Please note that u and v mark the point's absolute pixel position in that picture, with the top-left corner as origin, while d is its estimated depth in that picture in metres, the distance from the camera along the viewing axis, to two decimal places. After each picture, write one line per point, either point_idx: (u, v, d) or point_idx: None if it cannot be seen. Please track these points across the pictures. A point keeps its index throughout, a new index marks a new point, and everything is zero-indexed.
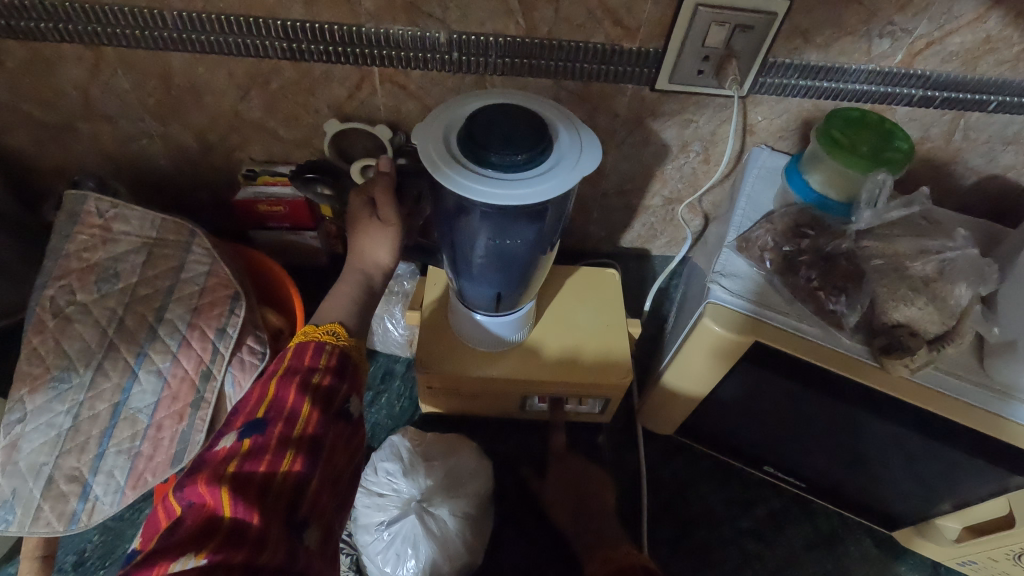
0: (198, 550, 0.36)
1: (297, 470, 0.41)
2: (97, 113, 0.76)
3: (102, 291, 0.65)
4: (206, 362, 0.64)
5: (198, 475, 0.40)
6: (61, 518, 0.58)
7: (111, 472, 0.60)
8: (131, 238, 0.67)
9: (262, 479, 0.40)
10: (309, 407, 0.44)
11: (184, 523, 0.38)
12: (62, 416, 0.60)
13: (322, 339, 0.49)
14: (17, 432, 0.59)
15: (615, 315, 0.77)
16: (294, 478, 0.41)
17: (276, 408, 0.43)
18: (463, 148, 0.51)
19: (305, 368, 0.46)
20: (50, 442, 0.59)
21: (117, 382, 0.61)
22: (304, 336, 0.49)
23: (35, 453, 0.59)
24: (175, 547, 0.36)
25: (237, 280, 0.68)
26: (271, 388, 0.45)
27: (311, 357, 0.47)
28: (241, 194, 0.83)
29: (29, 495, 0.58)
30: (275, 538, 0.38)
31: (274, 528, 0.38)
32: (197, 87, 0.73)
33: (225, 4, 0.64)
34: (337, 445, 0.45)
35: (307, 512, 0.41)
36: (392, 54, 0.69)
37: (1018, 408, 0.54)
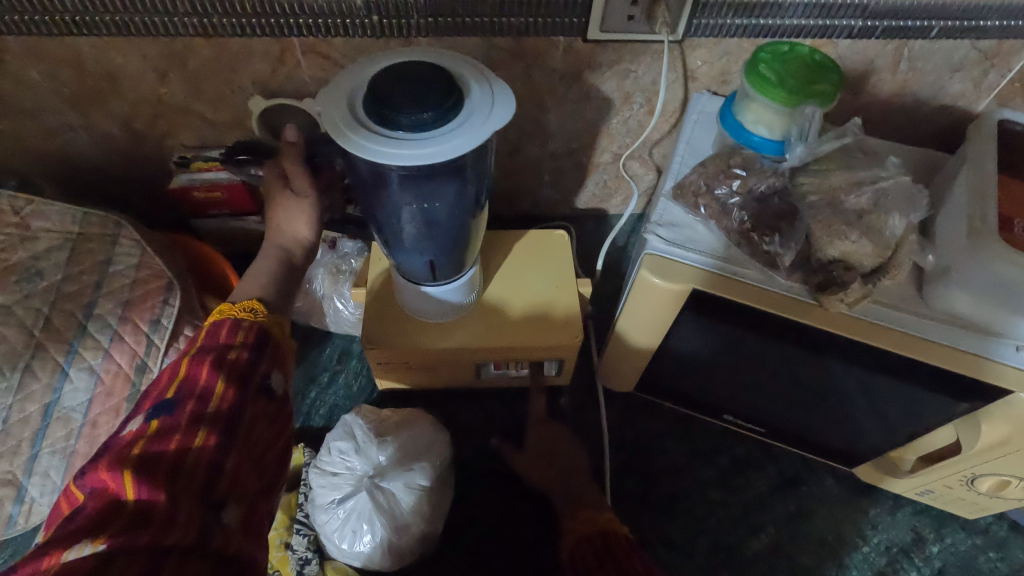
0: (96, 536, 0.34)
1: (213, 448, 0.39)
2: (11, 107, 0.72)
3: (24, 291, 0.61)
4: (142, 355, 0.63)
5: (99, 458, 0.38)
6: None
7: (46, 474, 0.59)
8: (53, 235, 0.65)
9: (172, 458, 0.38)
10: (224, 384, 0.42)
11: (83, 509, 0.35)
12: None
13: (238, 316, 0.47)
14: None
15: (566, 276, 0.76)
16: (209, 456, 0.39)
17: (186, 387, 0.41)
18: (368, 110, 0.48)
19: (220, 345, 0.44)
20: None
21: (48, 382, 0.59)
22: (220, 313, 0.47)
23: None
24: (70, 535, 0.34)
25: (171, 270, 0.67)
26: (183, 366, 0.43)
27: (227, 333, 0.45)
28: (176, 181, 0.82)
29: None
30: (185, 519, 0.36)
31: (185, 509, 0.36)
32: (112, 72, 0.70)
33: None
34: (259, 422, 0.44)
35: (225, 491, 0.39)
36: (309, 23, 0.66)
37: (1003, 347, 0.53)
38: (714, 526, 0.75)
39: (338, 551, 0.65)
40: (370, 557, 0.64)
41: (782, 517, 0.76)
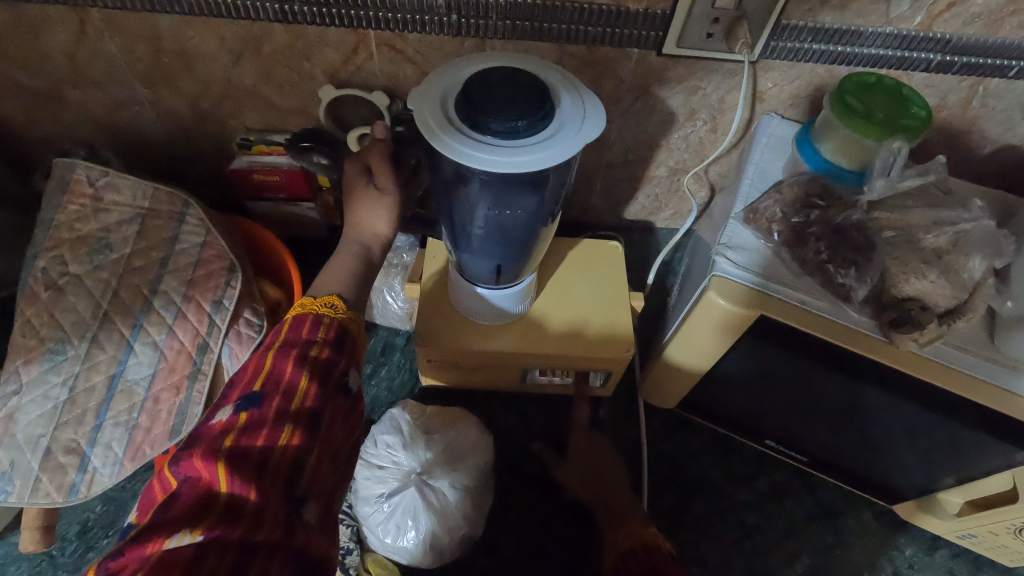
0: (194, 527, 0.36)
1: (296, 444, 0.41)
2: (85, 79, 0.73)
3: (95, 262, 0.64)
4: (203, 335, 0.63)
5: (193, 449, 0.40)
6: (60, 489, 0.58)
7: (109, 445, 0.59)
8: (124, 209, 0.66)
9: (260, 453, 0.40)
10: (307, 380, 0.44)
11: (180, 499, 0.38)
12: (59, 387, 0.60)
13: (320, 313, 0.48)
14: (14, 404, 0.59)
15: (618, 288, 0.76)
16: (292, 452, 0.41)
17: (273, 381, 0.43)
18: (460, 112, 0.48)
19: (303, 341, 0.46)
20: (50, 412, 0.59)
21: (113, 354, 0.61)
22: (302, 308, 0.49)
23: (32, 424, 0.59)
24: (171, 521, 0.37)
25: (234, 252, 0.67)
26: (268, 359, 0.45)
27: (309, 329, 0.47)
28: (236, 162, 0.82)
29: (27, 466, 0.58)
30: (273, 514, 0.38)
31: (272, 503, 0.39)
32: (187, 51, 0.70)
33: None
34: (336, 419, 0.46)
35: (305, 487, 0.41)
36: (387, 17, 0.66)
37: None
38: (748, 550, 0.75)
39: (381, 544, 0.66)
40: (414, 553, 0.65)
41: (817, 547, 0.75)
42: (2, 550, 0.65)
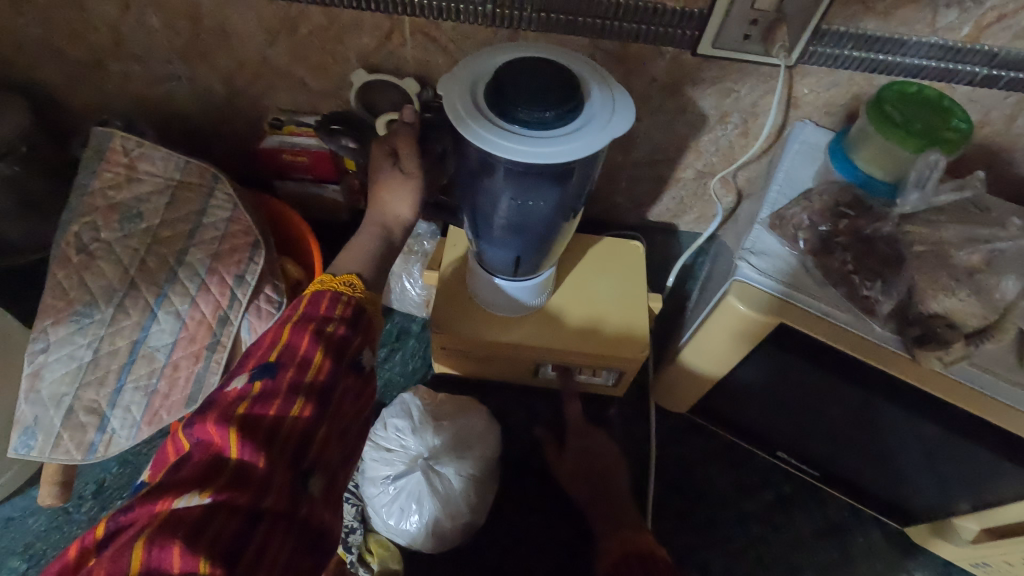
0: (203, 489, 0.37)
1: (307, 417, 0.42)
2: (126, 52, 0.75)
3: (125, 230, 0.65)
4: (224, 307, 0.64)
5: (206, 415, 0.41)
6: (80, 447, 0.60)
7: (128, 408, 0.61)
8: (157, 180, 0.68)
9: (271, 422, 0.41)
10: (322, 355, 0.44)
11: (191, 461, 0.39)
12: (84, 349, 0.61)
13: (338, 291, 0.49)
14: (41, 361, 0.61)
15: (637, 289, 0.75)
16: (302, 424, 0.42)
17: (288, 354, 0.44)
18: (489, 101, 0.48)
19: (320, 317, 0.47)
20: (73, 372, 0.61)
21: (137, 320, 0.62)
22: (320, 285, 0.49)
23: (57, 382, 0.61)
24: (180, 483, 0.38)
25: (258, 229, 0.68)
26: (285, 332, 0.46)
27: (326, 306, 0.48)
28: (267, 142, 0.83)
29: (50, 423, 0.60)
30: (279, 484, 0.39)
31: (279, 473, 0.39)
32: (225, 29, 0.71)
33: None
34: (347, 396, 0.46)
35: (313, 459, 0.42)
36: (423, 4, 0.66)
37: None
38: (751, 560, 0.74)
39: (384, 526, 0.67)
40: (415, 537, 0.65)
41: (823, 564, 0.74)
42: (23, 502, 0.68)
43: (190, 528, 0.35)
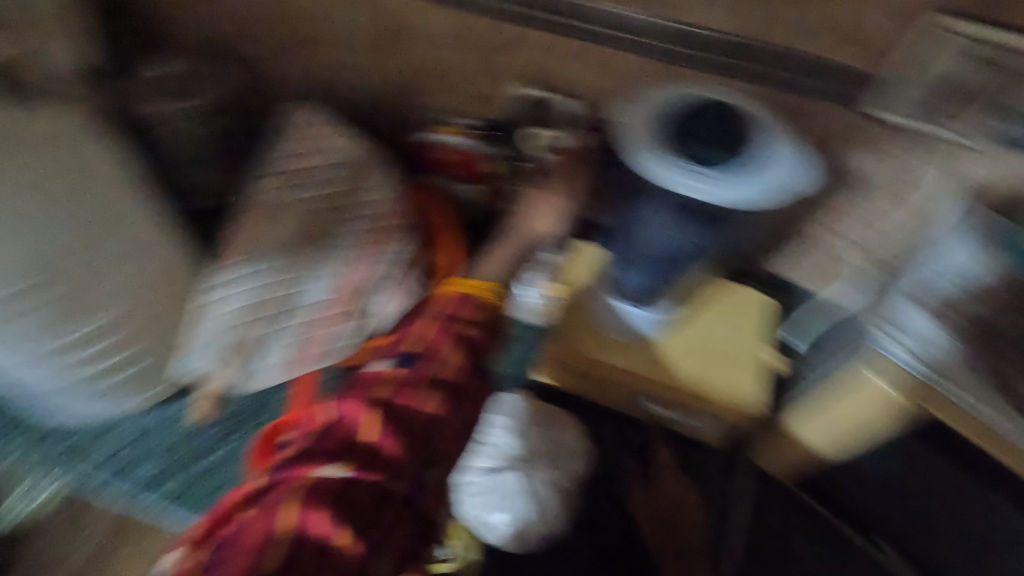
0: (345, 462, 0.45)
1: (435, 411, 0.51)
2: (307, 38, 0.81)
3: (303, 194, 0.71)
4: (379, 278, 0.69)
5: (356, 395, 0.51)
6: (236, 376, 0.67)
7: (282, 351, 0.67)
8: (336, 157, 0.75)
9: (405, 411, 0.50)
10: (457, 358, 0.55)
11: (333, 432, 0.48)
12: (254, 290, 0.66)
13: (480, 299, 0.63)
14: (216, 294, 0.66)
15: (759, 344, 0.72)
16: (431, 415, 0.50)
17: (430, 352, 0.55)
18: (671, 132, 0.51)
19: (458, 324, 0.59)
20: (245, 308, 0.66)
21: (304, 274, 0.67)
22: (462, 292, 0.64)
23: (226, 315, 0.66)
24: (328, 452, 0.46)
25: (408, 220, 0.74)
26: (428, 333, 0.57)
27: (463, 316, 0.60)
28: (418, 137, 0.86)
29: (214, 350, 0.66)
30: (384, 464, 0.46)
31: (406, 458, 0.47)
32: (401, 30, 0.76)
33: None
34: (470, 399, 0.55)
35: (434, 451, 0.49)
36: (592, 29, 0.67)
37: None
38: None
39: (471, 514, 0.68)
40: (499, 536, 0.67)
41: None
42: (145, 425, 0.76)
43: (337, 483, 0.43)
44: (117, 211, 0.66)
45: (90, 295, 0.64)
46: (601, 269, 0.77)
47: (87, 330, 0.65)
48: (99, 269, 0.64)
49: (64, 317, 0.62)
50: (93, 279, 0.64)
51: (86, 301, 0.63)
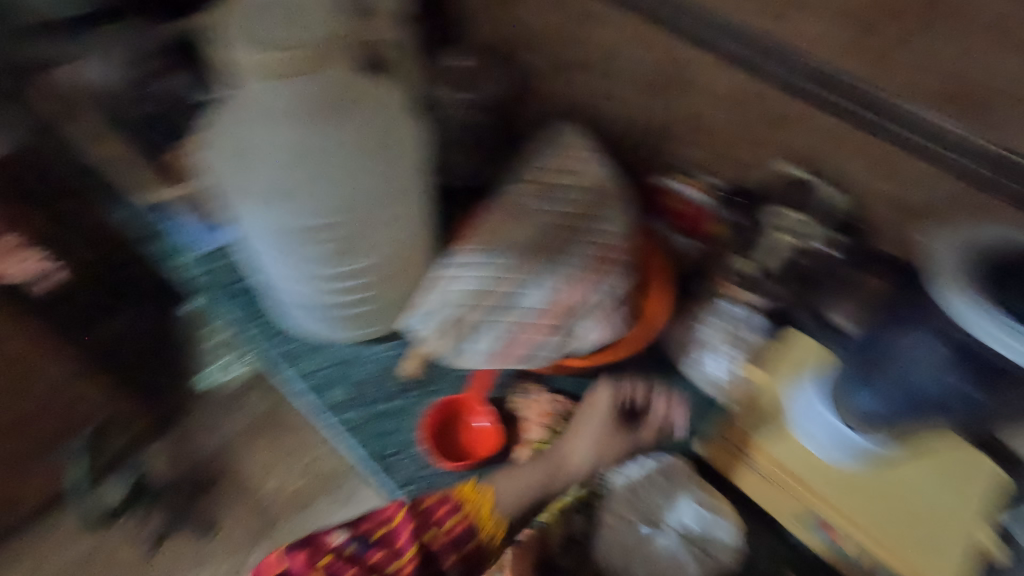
0: None
1: None
2: (592, 66, 0.87)
3: (547, 207, 0.76)
4: (587, 302, 0.71)
5: None
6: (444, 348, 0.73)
7: (487, 339, 0.72)
8: (583, 180, 0.79)
9: None
10: None
11: None
12: (481, 279, 0.72)
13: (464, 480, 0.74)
14: (450, 272, 0.73)
15: (970, 513, 0.65)
16: None
17: None
18: (989, 278, 0.51)
19: None
20: (468, 294, 0.71)
21: (526, 278, 0.71)
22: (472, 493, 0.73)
23: (452, 293, 0.72)
24: None
25: (627, 256, 0.75)
26: None
27: None
28: (656, 180, 0.89)
29: (435, 320, 0.72)
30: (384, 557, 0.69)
31: None
32: (683, 81, 0.78)
33: (766, 26, 0.65)
34: None
35: None
36: (900, 133, 0.62)
37: None
38: None
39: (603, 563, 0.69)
40: None
41: None
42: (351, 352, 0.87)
43: None
44: (406, 187, 0.70)
45: (365, 243, 0.70)
46: (817, 368, 0.72)
47: (351, 268, 0.73)
48: (374, 224, 0.69)
49: (340, 253, 0.70)
50: (369, 232, 0.70)
51: (359, 248, 0.70)
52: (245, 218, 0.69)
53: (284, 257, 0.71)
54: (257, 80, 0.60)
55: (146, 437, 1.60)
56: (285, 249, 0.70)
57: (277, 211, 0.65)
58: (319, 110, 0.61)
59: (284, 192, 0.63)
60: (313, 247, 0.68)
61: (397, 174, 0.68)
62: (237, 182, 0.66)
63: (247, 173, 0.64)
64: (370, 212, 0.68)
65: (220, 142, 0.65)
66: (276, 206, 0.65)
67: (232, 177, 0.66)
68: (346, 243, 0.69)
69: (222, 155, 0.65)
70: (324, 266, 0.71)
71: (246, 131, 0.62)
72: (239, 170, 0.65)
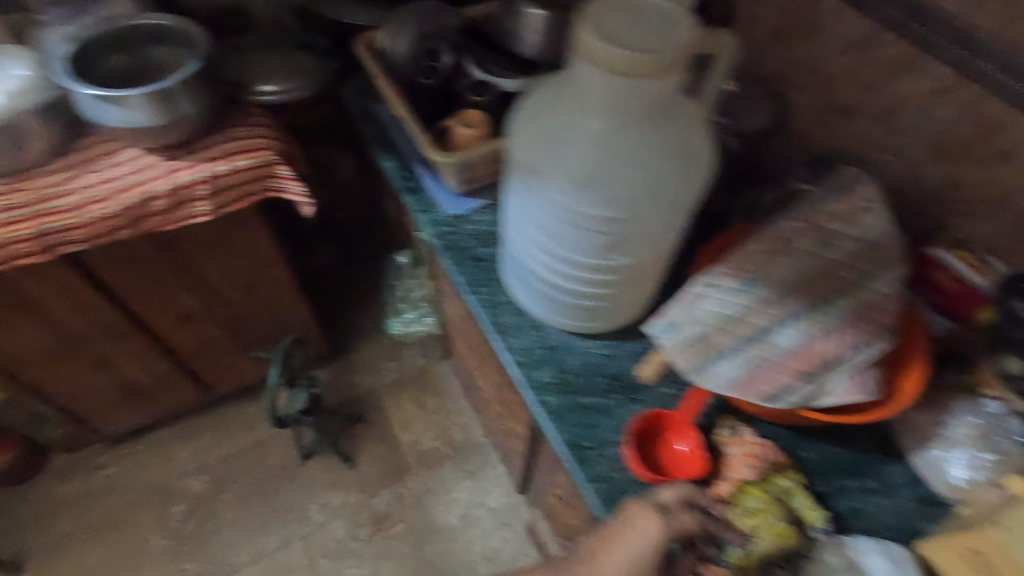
0: None
1: None
2: (887, 118, 0.84)
3: (814, 251, 0.73)
4: (843, 358, 0.67)
5: None
6: (686, 362, 0.69)
7: (731, 366, 0.68)
8: (862, 232, 0.74)
9: None
10: None
11: None
12: (737, 305, 0.71)
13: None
14: (704, 291, 0.72)
15: None
16: None
17: None
18: None
19: None
20: (721, 315, 0.70)
21: (781, 316, 0.70)
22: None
23: (705, 311, 0.71)
24: None
25: (894, 321, 0.69)
26: None
27: None
28: (932, 255, 0.82)
29: (682, 332, 0.71)
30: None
31: None
32: (1003, 152, 0.72)
33: None
34: None
35: None
36: None
37: None
38: None
39: None
40: None
41: None
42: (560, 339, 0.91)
43: None
44: (690, 203, 0.70)
45: (633, 245, 0.72)
46: None
47: (609, 264, 0.75)
48: (650, 230, 0.71)
49: (607, 248, 0.73)
50: (641, 235, 0.71)
51: (625, 248, 0.73)
52: (533, 194, 0.74)
53: (554, 237, 0.75)
54: (594, 75, 0.61)
55: (319, 362, 1.79)
56: (559, 230, 0.74)
57: (572, 196, 0.69)
58: (644, 113, 0.62)
59: (585, 180, 0.67)
60: (588, 236, 0.72)
61: (689, 188, 0.68)
62: (539, 161, 0.70)
63: (554, 155, 0.68)
64: (653, 217, 0.69)
65: (535, 121, 0.69)
66: (572, 191, 0.68)
67: (537, 155, 0.70)
68: (617, 240, 0.72)
69: (534, 133, 0.70)
70: (587, 255, 0.75)
71: (569, 117, 0.66)
72: (547, 150, 0.68)
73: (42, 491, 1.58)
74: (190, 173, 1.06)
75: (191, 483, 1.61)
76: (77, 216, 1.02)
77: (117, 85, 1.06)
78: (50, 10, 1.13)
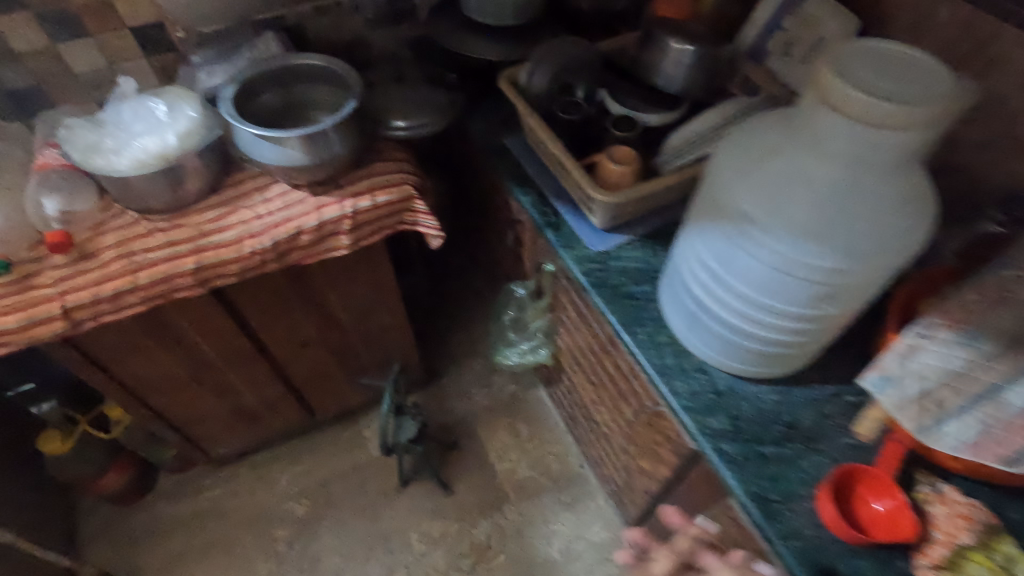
0: None
1: None
2: None
3: None
4: None
5: None
6: (912, 421, 0.68)
7: (963, 425, 0.66)
8: None
9: None
10: None
11: None
12: (961, 360, 0.66)
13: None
14: (922, 342, 0.69)
15: None
16: None
17: None
18: None
19: None
20: (945, 370, 0.67)
21: (1013, 372, 0.63)
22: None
23: (926, 366, 0.68)
24: None
25: None
26: None
27: None
28: None
29: (904, 388, 0.69)
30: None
31: None
32: None
33: None
34: None
35: None
36: None
37: None
38: None
39: None
40: None
41: None
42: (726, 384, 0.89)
43: None
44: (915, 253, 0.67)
45: (848, 294, 0.70)
46: None
47: (818, 315, 0.74)
48: (873, 281, 0.68)
49: (821, 298, 0.71)
50: (860, 285, 0.69)
51: (839, 297, 0.70)
52: (741, 246, 0.73)
53: (758, 290, 0.74)
54: (835, 125, 0.61)
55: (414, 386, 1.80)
56: (768, 279, 0.72)
57: (792, 250, 0.68)
58: (883, 164, 0.62)
59: (813, 234, 0.66)
60: (803, 289, 0.70)
61: (919, 238, 0.66)
62: (756, 213, 0.70)
63: (777, 208, 0.68)
64: (877, 269, 0.67)
65: (753, 174, 0.70)
66: (794, 245, 0.67)
67: (754, 208, 0.70)
68: (833, 290, 0.69)
69: (751, 186, 0.70)
70: (797, 309, 0.73)
71: (795, 170, 0.66)
72: (767, 204, 0.68)
73: (149, 511, 1.60)
74: (337, 209, 1.08)
75: (293, 507, 1.62)
76: (234, 251, 1.03)
77: (267, 126, 1.10)
78: (200, 53, 1.19)
